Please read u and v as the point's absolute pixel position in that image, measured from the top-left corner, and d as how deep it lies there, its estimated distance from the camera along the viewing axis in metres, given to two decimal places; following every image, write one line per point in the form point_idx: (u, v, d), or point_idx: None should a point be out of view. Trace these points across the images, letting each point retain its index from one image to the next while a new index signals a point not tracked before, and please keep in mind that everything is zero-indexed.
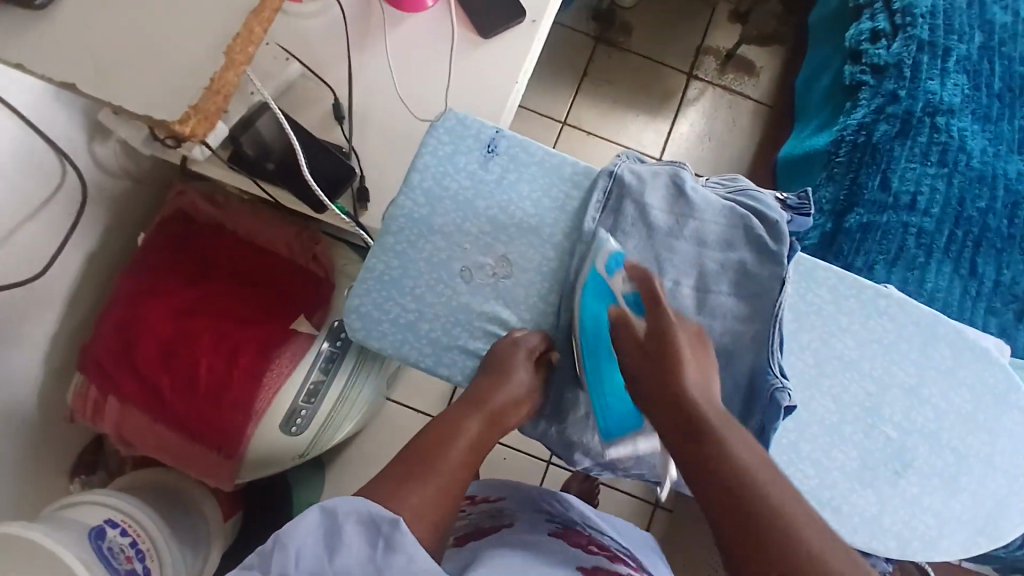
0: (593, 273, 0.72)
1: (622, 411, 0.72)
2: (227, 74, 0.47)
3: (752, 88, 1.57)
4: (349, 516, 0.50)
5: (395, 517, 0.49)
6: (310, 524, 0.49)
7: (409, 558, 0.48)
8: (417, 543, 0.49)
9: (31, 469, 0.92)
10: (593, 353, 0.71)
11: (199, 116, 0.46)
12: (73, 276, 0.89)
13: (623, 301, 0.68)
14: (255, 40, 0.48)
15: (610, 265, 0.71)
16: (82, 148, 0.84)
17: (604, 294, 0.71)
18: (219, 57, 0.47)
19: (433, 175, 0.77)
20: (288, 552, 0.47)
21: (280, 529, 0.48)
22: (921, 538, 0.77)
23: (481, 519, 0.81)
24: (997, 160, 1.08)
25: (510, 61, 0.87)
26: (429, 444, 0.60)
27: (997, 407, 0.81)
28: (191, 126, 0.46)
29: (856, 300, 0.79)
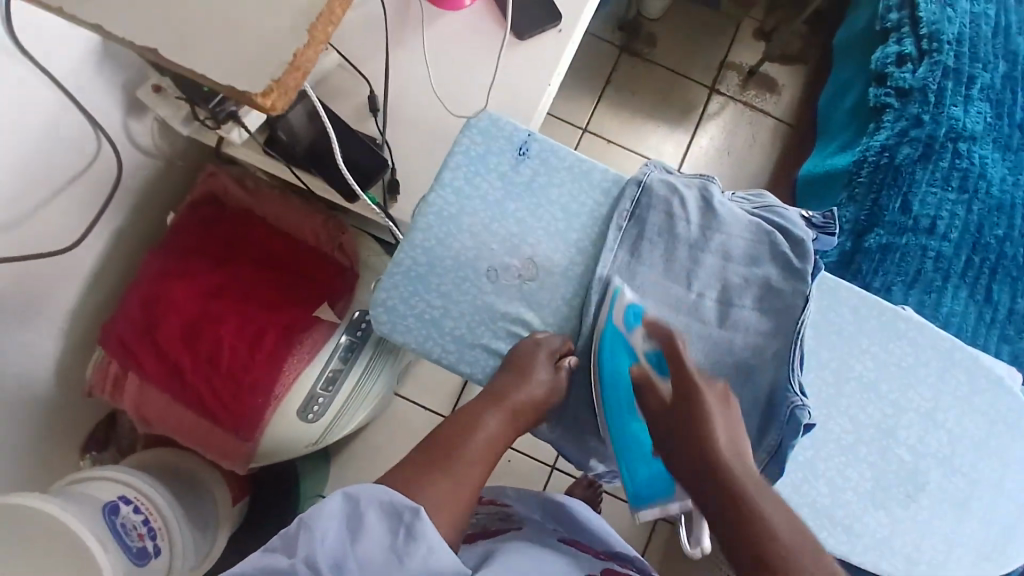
0: (611, 326, 0.72)
1: (652, 477, 0.68)
2: (308, 52, 0.47)
3: (773, 106, 1.58)
4: (370, 503, 0.50)
5: (416, 506, 0.50)
6: (333, 509, 0.50)
7: (429, 548, 0.49)
8: (437, 534, 0.50)
9: (43, 443, 0.93)
10: (615, 415, 0.70)
11: (280, 91, 0.46)
12: (98, 253, 0.90)
13: (644, 359, 0.68)
14: (335, 21, 0.47)
15: (628, 319, 0.71)
16: (118, 126, 0.85)
17: (623, 350, 0.71)
18: (301, 33, 0.46)
19: (465, 174, 0.77)
20: (314, 535, 0.48)
21: (305, 512, 0.49)
22: (930, 561, 0.77)
23: (489, 520, 0.82)
24: (1016, 189, 1.09)
25: (543, 65, 0.88)
26: (454, 431, 0.61)
27: (1009, 434, 0.82)
28: (271, 99, 0.46)
29: (876, 320, 0.80)
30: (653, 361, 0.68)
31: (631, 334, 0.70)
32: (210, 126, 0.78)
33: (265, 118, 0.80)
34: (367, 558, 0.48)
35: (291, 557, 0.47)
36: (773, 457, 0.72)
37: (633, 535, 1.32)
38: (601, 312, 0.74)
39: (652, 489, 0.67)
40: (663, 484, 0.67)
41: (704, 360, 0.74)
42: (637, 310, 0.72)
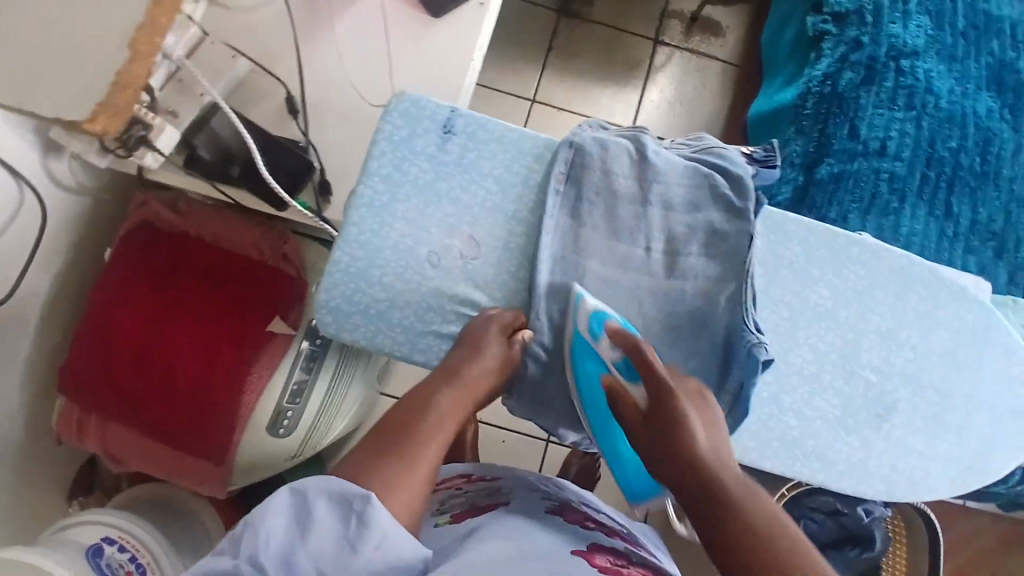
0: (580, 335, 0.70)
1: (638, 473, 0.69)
2: (135, 66, 0.66)
3: (718, 49, 1.56)
4: (319, 494, 0.49)
5: (365, 493, 0.49)
6: (280, 505, 0.49)
7: (383, 532, 0.48)
8: (388, 517, 0.49)
9: (21, 492, 0.92)
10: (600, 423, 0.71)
11: (108, 113, 0.67)
12: (44, 297, 0.88)
13: (615, 367, 0.65)
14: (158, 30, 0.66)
15: (593, 328, 0.68)
16: (39, 167, 0.82)
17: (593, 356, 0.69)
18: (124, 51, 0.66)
19: (391, 162, 0.75)
20: (259, 533, 0.47)
21: (250, 513, 0.48)
22: (907, 478, 0.78)
23: (476, 494, 0.80)
24: (965, 99, 1.07)
25: (463, 41, 0.86)
26: (409, 412, 0.59)
27: (976, 345, 0.81)
28: (99, 122, 0.67)
29: (827, 249, 0.78)
30: (621, 367, 0.64)
31: (597, 344, 0.67)
32: (122, 154, 0.74)
33: (182, 135, 0.78)
34: (318, 550, 0.48)
35: (235, 558, 0.47)
36: (736, 400, 0.72)
37: None
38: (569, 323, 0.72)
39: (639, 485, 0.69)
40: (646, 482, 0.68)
41: (656, 313, 0.74)
42: (601, 314, 0.69)
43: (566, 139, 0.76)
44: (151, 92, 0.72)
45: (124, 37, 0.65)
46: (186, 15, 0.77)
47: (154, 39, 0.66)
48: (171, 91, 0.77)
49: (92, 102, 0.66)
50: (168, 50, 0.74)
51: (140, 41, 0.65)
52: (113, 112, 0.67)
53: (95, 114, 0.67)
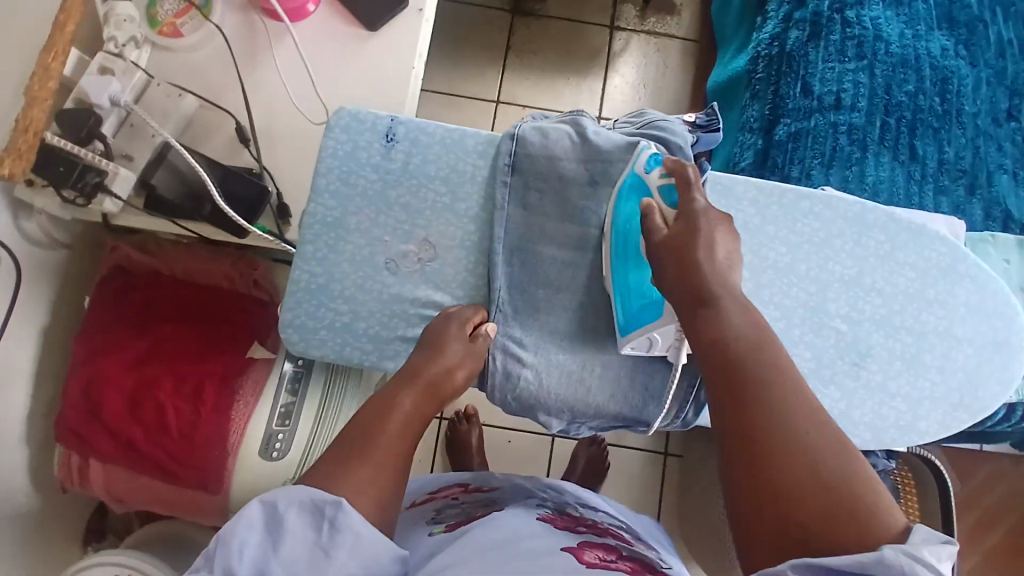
0: (633, 174, 0.71)
1: (643, 308, 0.70)
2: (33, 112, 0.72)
3: (675, 27, 1.57)
4: (290, 504, 0.48)
5: (336, 498, 0.48)
6: (251, 519, 0.48)
7: (356, 537, 0.47)
8: (363, 520, 0.48)
9: (32, 544, 0.94)
10: (622, 257, 0.72)
11: (12, 157, 0.70)
12: (31, 350, 0.90)
13: (660, 191, 0.67)
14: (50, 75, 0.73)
15: (649, 163, 0.70)
16: (9, 225, 0.84)
17: (640, 192, 0.70)
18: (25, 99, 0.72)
19: (338, 177, 0.76)
20: (232, 549, 0.46)
21: (221, 530, 0.47)
22: (894, 424, 0.77)
23: (471, 506, 0.81)
24: (916, 41, 1.07)
25: (402, 51, 0.87)
26: (370, 412, 0.59)
27: (945, 280, 0.80)
28: (8, 167, 0.70)
29: (780, 206, 0.79)
30: (666, 195, 0.66)
31: (648, 176, 0.69)
32: (82, 204, 0.78)
33: (140, 177, 0.80)
34: (292, 558, 0.46)
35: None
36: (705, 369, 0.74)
37: (645, 480, 1.32)
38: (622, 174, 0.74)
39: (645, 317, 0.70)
40: (652, 311, 0.69)
41: None
42: (657, 157, 0.70)
43: (508, 129, 0.78)
44: (104, 140, 0.77)
45: (21, 88, 0.72)
46: (127, 61, 0.79)
47: (48, 83, 0.73)
48: (124, 137, 0.79)
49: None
50: (115, 97, 0.77)
51: (35, 87, 0.72)
52: (18, 154, 0.71)
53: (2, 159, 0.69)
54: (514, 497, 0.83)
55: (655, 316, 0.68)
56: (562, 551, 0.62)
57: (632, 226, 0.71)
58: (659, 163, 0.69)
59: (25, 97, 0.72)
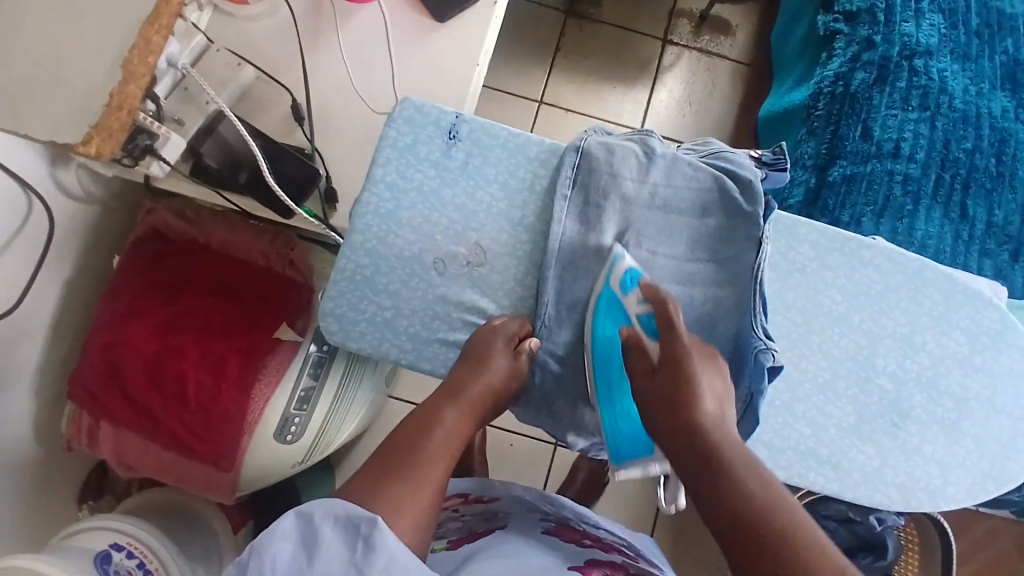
0: (608, 290, 0.71)
1: (633, 434, 0.69)
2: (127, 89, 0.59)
3: (728, 48, 1.54)
4: (326, 519, 0.47)
5: (373, 516, 0.46)
6: (286, 529, 0.47)
7: (391, 558, 0.45)
8: (399, 541, 0.47)
9: (33, 499, 0.92)
10: (605, 382, 0.70)
11: (101, 136, 0.59)
12: (54, 305, 0.88)
13: (637, 320, 0.65)
14: (150, 52, 0.60)
15: (625, 282, 0.70)
16: (47, 177, 0.82)
17: (618, 313, 0.70)
18: (118, 72, 0.60)
19: (396, 168, 0.75)
20: (265, 559, 0.45)
21: (255, 538, 0.46)
22: (926, 488, 0.76)
23: (475, 522, 0.81)
24: (980, 99, 1.05)
25: (468, 46, 0.85)
26: (413, 425, 0.57)
27: (993, 347, 0.79)
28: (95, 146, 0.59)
29: (841, 253, 0.77)
30: (643, 320, 0.65)
31: (625, 298, 0.69)
32: (127, 164, 0.73)
33: (189, 145, 0.77)
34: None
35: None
36: (748, 409, 0.69)
37: (645, 501, 1.31)
38: (599, 277, 0.73)
39: (635, 444, 0.68)
40: (643, 443, 0.68)
41: None
42: (633, 275, 0.70)
43: (574, 141, 0.76)
44: (157, 102, 0.71)
45: (117, 58, 0.60)
46: (190, 23, 0.77)
47: (148, 61, 0.60)
48: (177, 100, 0.76)
49: (89, 122, 0.60)
50: (172, 58, 0.73)
51: (133, 63, 0.59)
52: (108, 135, 0.59)
53: (88, 139, 0.59)
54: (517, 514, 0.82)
55: (647, 450, 0.67)
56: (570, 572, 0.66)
57: (615, 363, 0.70)
58: (635, 284, 0.69)
59: (120, 73, 0.60)
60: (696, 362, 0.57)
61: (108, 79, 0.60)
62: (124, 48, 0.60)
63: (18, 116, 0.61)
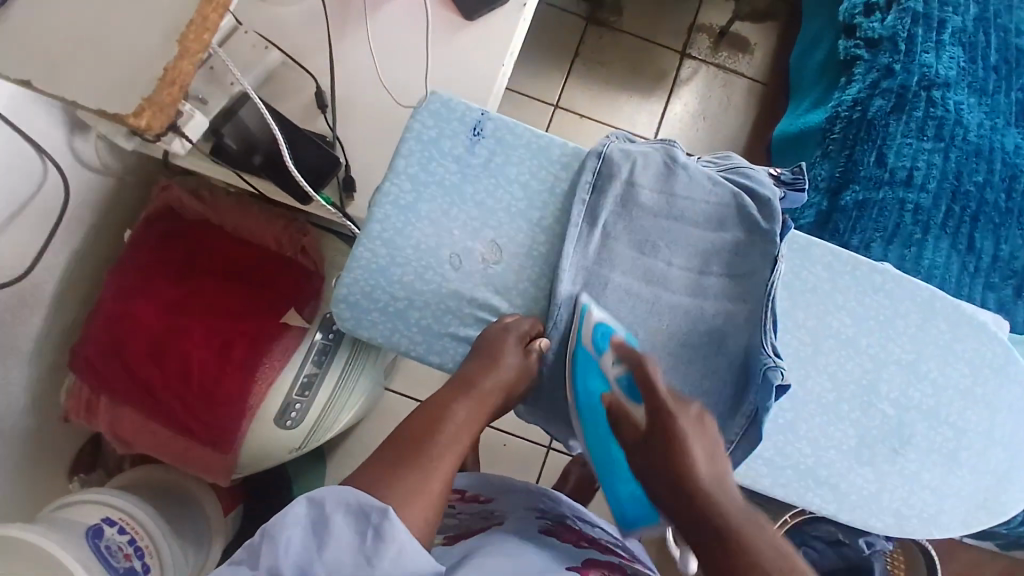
0: (582, 351, 0.71)
1: (632, 496, 0.68)
2: (182, 63, 0.50)
3: (746, 66, 1.55)
4: (337, 507, 0.47)
5: (384, 506, 0.47)
6: (297, 516, 0.47)
7: (400, 548, 0.46)
8: (407, 531, 0.47)
9: (26, 468, 0.92)
10: (594, 433, 0.71)
11: (153, 108, 0.50)
12: (60, 274, 0.88)
13: (617, 385, 0.66)
14: (209, 28, 0.50)
15: (598, 342, 0.71)
16: (63, 147, 0.81)
17: (596, 374, 0.70)
18: (172, 43, 0.50)
19: (418, 161, 0.75)
20: (278, 544, 0.45)
21: (267, 523, 0.46)
22: (919, 514, 0.77)
23: (471, 517, 0.82)
24: (993, 134, 1.06)
25: (495, 45, 0.85)
26: (423, 420, 0.57)
27: (996, 380, 0.80)
28: (144, 117, 0.49)
29: (852, 276, 0.78)
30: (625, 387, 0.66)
31: (600, 359, 0.70)
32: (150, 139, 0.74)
33: (210, 126, 0.78)
34: (335, 562, 0.45)
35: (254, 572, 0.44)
36: (752, 422, 0.71)
37: None
38: (569, 329, 0.73)
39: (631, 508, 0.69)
40: (641, 505, 0.67)
41: (677, 329, 0.75)
42: (605, 330, 0.71)
43: (597, 146, 0.77)
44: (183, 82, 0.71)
45: (172, 30, 0.50)
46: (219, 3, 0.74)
47: (207, 37, 0.50)
48: (203, 80, 0.75)
49: (136, 95, 0.49)
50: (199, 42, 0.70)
51: (190, 37, 0.49)
52: (161, 109, 0.50)
53: (138, 109, 0.49)
54: (513, 508, 0.83)
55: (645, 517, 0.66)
56: (568, 569, 0.65)
57: (603, 427, 0.70)
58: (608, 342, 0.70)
59: (175, 45, 0.49)
60: (683, 419, 0.57)
61: (160, 49, 0.49)
62: (182, 21, 0.50)
63: (53, 81, 0.51)
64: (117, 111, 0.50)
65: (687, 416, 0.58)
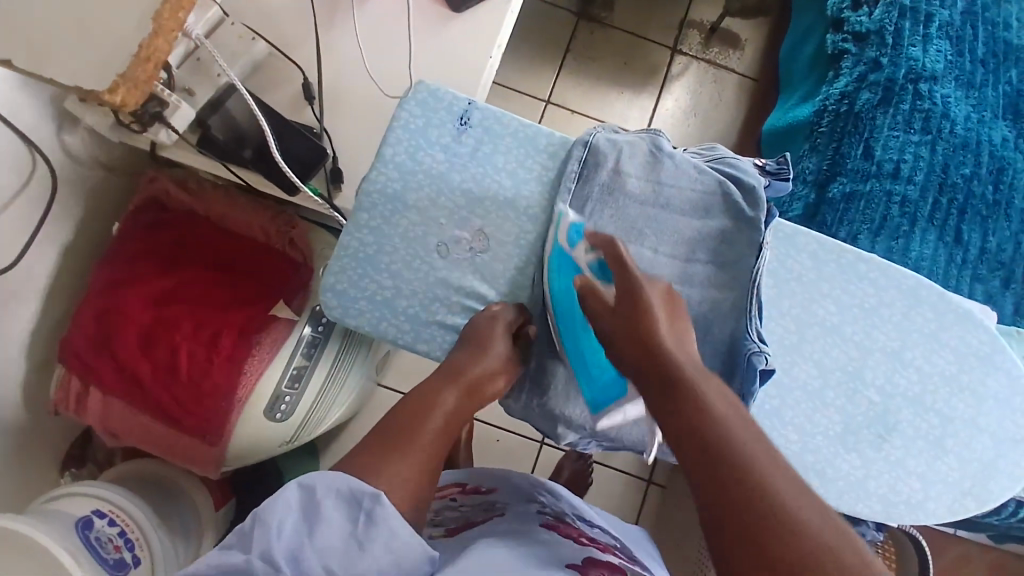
0: (557, 247, 0.72)
1: (607, 381, 0.71)
2: (158, 41, 0.51)
3: (737, 62, 1.56)
4: (329, 492, 0.47)
5: (376, 491, 0.47)
6: (289, 500, 0.47)
7: (392, 532, 0.47)
8: (399, 518, 0.48)
9: (16, 461, 0.92)
10: (568, 330, 0.71)
11: (128, 86, 0.51)
12: (50, 268, 0.88)
13: (588, 270, 0.68)
14: (184, 7, 0.52)
15: (571, 236, 0.71)
16: (52, 139, 0.82)
17: (568, 266, 0.70)
18: (148, 22, 0.51)
19: (406, 150, 0.75)
20: (270, 528, 0.45)
21: (259, 507, 0.46)
22: (906, 501, 0.78)
23: (471, 510, 0.83)
24: (980, 126, 1.07)
25: (482, 37, 0.86)
26: (409, 406, 0.58)
27: (981, 368, 0.81)
28: (121, 95, 0.51)
29: (837, 265, 0.78)
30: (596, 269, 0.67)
31: (572, 250, 0.70)
32: (136, 130, 0.75)
33: (197, 116, 0.78)
34: (326, 547, 0.45)
35: (245, 555, 0.44)
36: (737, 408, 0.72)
37: (627, 502, 1.32)
38: (547, 238, 0.74)
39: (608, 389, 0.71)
40: (617, 387, 0.70)
41: None
42: (579, 225, 0.72)
43: (582, 136, 0.77)
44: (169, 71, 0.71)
45: (146, 9, 0.51)
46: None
47: (181, 14, 0.51)
48: (188, 70, 0.75)
49: (111, 71, 0.51)
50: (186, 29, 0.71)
51: (164, 15, 0.50)
52: (135, 86, 0.52)
53: (114, 86, 0.51)
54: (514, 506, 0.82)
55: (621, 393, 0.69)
56: (568, 566, 0.63)
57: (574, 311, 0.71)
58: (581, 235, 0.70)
59: (150, 23, 0.51)
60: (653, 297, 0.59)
61: (136, 28, 0.51)
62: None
63: (33, 60, 0.51)
64: (94, 87, 0.51)
65: (658, 296, 0.61)
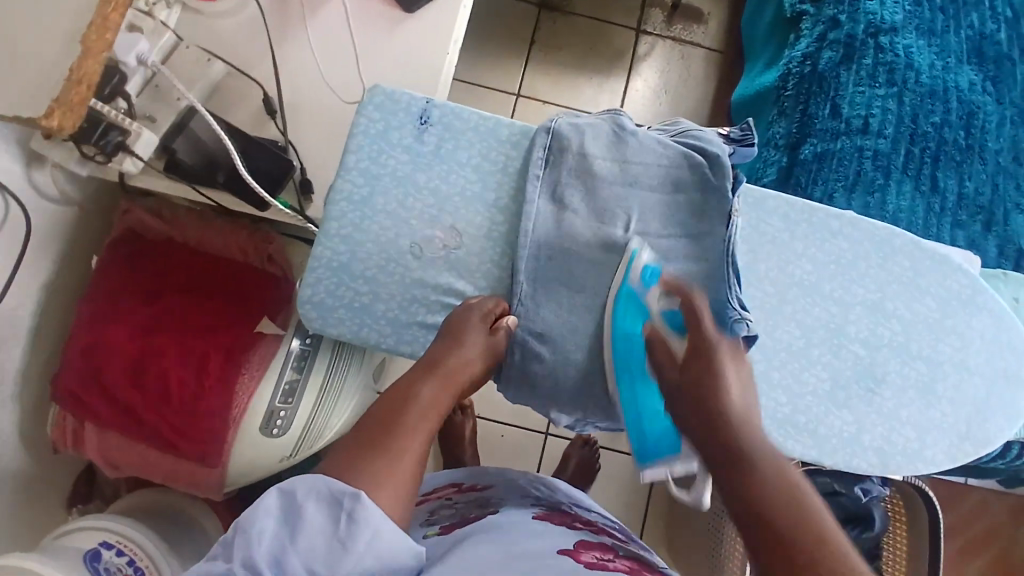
0: (626, 288, 0.74)
1: (658, 435, 0.71)
2: (87, 63, 0.55)
3: (701, 36, 1.56)
4: (309, 495, 0.47)
5: (356, 491, 0.47)
6: (269, 507, 0.47)
7: (375, 532, 0.47)
8: (380, 513, 0.47)
9: (21, 503, 0.92)
10: (625, 373, 0.73)
11: (64, 110, 0.55)
12: (34, 308, 0.89)
13: (662, 319, 0.72)
14: (111, 26, 0.56)
15: (645, 278, 0.74)
16: (21, 180, 0.82)
17: (636, 311, 0.73)
18: (77, 46, 0.56)
19: (368, 156, 0.76)
20: (250, 538, 0.45)
21: (239, 517, 0.46)
22: (903, 451, 0.78)
23: (466, 505, 0.82)
24: (946, 73, 1.07)
25: (437, 35, 0.86)
26: (391, 403, 0.58)
27: (964, 311, 0.81)
28: (56, 118, 0.54)
29: (808, 224, 0.79)
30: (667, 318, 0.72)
31: (647, 292, 0.73)
32: (101, 160, 0.74)
33: (161, 142, 0.78)
34: (309, 551, 0.45)
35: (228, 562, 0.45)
36: None
37: (637, 485, 1.33)
38: (614, 279, 0.75)
39: (657, 450, 0.70)
40: (669, 441, 0.70)
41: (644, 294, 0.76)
42: (653, 270, 0.74)
43: (544, 123, 0.77)
44: (127, 99, 0.71)
45: (77, 33, 0.56)
46: (157, 20, 0.75)
47: (107, 35, 0.56)
48: (148, 98, 0.75)
49: (48, 98, 0.55)
50: (142, 56, 0.71)
51: (91, 37, 0.55)
52: (71, 109, 0.55)
53: (49, 111, 0.54)
54: (510, 495, 0.83)
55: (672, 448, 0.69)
56: (560, 551, 0.63)
57: (639, 352, 0.72)
58: (656, 279, 0.74)
59: (79, 46, 0.56)
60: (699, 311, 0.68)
61: (67, 54, 0.56)
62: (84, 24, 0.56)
63: None
64: (32, 114, 0.55)
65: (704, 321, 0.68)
